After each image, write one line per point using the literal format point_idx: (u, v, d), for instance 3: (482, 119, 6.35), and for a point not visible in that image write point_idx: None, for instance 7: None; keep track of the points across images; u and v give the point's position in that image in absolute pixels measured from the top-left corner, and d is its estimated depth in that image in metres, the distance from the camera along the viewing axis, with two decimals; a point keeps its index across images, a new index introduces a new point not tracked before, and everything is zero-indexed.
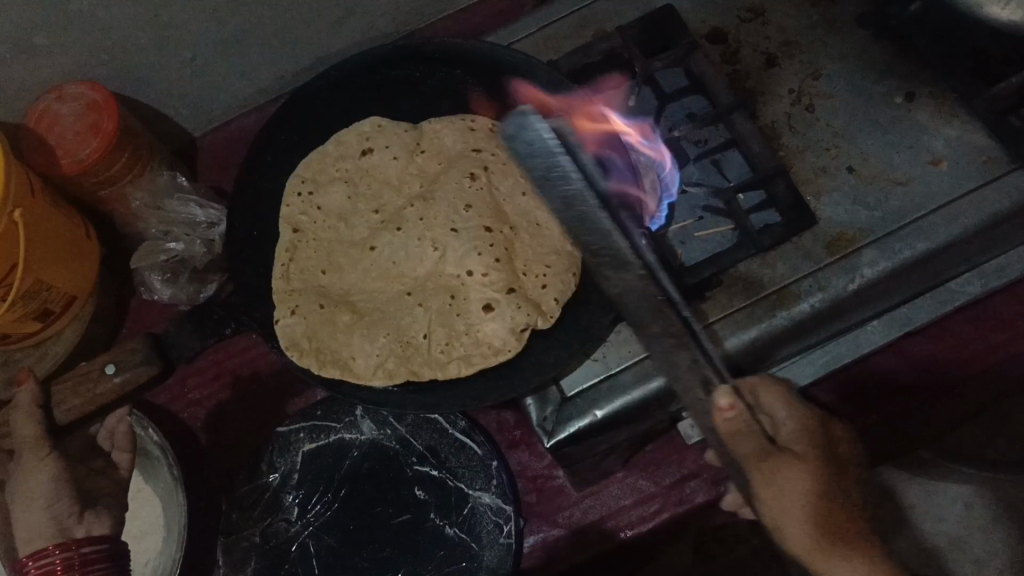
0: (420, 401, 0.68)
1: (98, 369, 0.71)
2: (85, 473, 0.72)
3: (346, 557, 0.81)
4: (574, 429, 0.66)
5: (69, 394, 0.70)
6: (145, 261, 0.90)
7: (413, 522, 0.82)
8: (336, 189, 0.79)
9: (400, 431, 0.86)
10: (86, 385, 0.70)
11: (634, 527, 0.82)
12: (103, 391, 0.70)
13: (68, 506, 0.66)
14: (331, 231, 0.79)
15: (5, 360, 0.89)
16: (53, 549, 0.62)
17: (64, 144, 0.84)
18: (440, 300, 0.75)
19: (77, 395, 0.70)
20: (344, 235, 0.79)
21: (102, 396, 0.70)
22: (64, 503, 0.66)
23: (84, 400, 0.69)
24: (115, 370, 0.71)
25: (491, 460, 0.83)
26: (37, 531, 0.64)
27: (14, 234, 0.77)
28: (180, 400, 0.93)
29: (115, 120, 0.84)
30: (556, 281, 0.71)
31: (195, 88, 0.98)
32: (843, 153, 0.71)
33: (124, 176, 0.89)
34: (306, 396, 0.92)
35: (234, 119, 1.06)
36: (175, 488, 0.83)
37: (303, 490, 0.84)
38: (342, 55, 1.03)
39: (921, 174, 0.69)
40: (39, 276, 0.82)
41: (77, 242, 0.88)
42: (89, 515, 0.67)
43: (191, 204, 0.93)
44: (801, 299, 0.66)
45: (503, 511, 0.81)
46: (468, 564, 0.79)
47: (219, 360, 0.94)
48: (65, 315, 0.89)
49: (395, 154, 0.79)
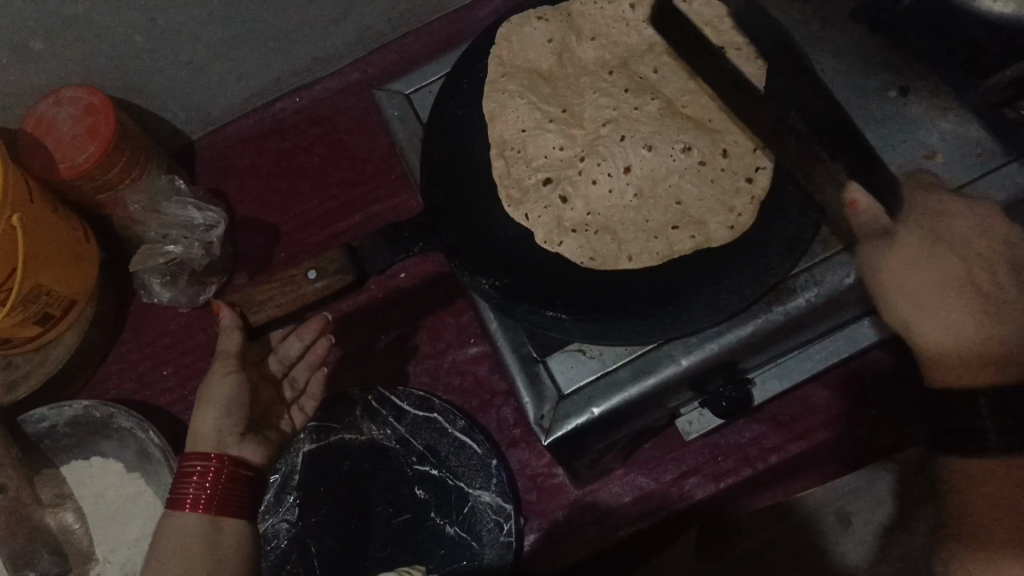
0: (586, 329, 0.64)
1: (298, 271, 0.68)
2: (268, 401, 0.73)
3: (347, 557, 0.81)
4: (572, 426, 0.66)
5: (273, 294, 0.68)
6: (143, 263, 0.87)
7: (413, 520, 0.82)
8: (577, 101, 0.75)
9: (400, 431, 0.86)
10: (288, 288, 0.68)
11: (633, 523, 0.82)
12: (306, 293, 0.67)
13: (235, 422, 0.66)
14: (513, 110, 0.74)
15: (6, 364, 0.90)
16: (217, 459, 0.64)
17: (61, 148, 0.86)
18: (563, 223, 0.71)
19: (280, 296, 0.67)
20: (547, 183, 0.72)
21: (304, 297, 0.67)
22: (231, 421, 0.66)
23: (287, 302, 0.67)
24: (317, 275, 0.67)
25: (491, 459, 0.83)
26: (202, 437, 0.65)
27: (14, 238, 0.78)
28: (182, 402, 0.95)
29: (113, 124, 0.85)
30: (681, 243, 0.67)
31: (193, 91, 0.98)
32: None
33: (122, 179, 0.90)
34: (440, 304, 0.93)
35: (232, 122, 1.06)
36: None
37: (303, 492, 0.85)
38: (340, 56, 1.03)
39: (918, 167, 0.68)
40: (39, 280, 0.82)
41: (77, 245, 0.89)
42: (249, 441, 0.67)
43: (188, 206, 0.91)
44: (796, 293, 0.66)
45: (503, 509, 0.81)
46: (468, 562, 0.80)
47: None
48: (65, 319, 0.90)
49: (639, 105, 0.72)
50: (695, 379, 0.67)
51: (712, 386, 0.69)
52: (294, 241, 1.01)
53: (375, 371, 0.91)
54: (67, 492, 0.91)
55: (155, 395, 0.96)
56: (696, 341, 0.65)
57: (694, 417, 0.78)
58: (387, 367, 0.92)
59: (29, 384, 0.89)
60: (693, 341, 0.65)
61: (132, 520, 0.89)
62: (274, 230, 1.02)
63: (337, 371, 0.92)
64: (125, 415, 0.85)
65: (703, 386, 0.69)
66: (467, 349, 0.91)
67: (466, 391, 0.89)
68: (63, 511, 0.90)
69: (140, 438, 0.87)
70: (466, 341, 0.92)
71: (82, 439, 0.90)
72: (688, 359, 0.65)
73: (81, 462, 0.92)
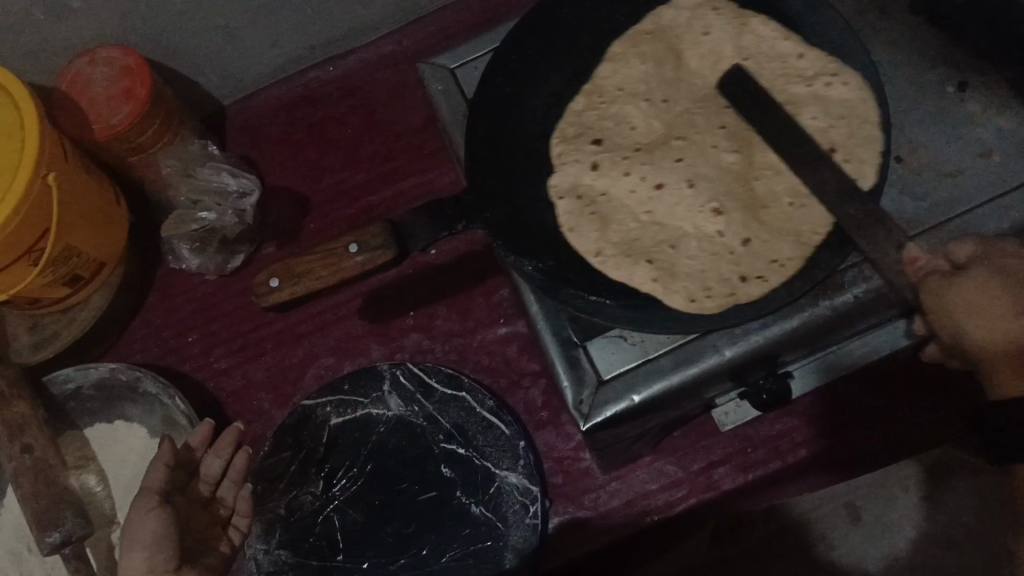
0: (625, 316, 0.64)
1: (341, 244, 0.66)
2: (204, 523, 0.77)
3: (371, 532, 0.82)
4: (611, 413, 0.65)
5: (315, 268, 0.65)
6: (176, 230, 0.87)
7: (439, 499, 0.82)
8: (638, 115, 0.73)
9: (428, 408, 0.85)
10: (330, 260, 0.65)
11: (661, 511, 0.81)
12: (348, 267, 0.65)
13: (165, 560, 0.67)
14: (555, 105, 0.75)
15: (35, 325, 0.90)
16: None
17: (96, 109, 0.85)
18: (661, 218, 0.69)
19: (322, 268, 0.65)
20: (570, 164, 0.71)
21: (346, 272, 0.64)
22: (162, 558, 0.67)
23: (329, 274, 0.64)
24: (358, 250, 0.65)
25: (519, 440, 0.82)
26: None
27: (48, 197, 0.78)
28: (207, 369, 0.94)
29: (149, 86, 0.85)
30: (776, 248, 0.64)
31: (227, 57, 0.97)
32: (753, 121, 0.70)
33: (155, 143, 0.89)
34: (471, 284, 0.92)
35: (264, 89, 1.05)
36: None
37: (329, 464, 0.85)
38: (375, 27, 1.02)
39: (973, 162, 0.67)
40: (69, 240, 0.83)
41: (108, 207, 0.89)
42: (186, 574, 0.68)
43: (224, 173, 0.91)
44: (845, 287, 0.63)
45: (530, 491, 0.80)
46: (494, 543, 0.79)
47: (273, 326, 0.95)
48: (94, 281, 0.89)
49: (727, 143, 0.68)
50: (732, 370, 0.65)
51: (753, 377, 0.68)
52: (322, 211, 1.00)
53: (404, 346, 0.91)
54: (91, 454, 0.92)
55: (180, 360, 0.95)
56: (741, 333, 0.64)
57: (730, 409, 0.78)
58: (415, 343, 0.91)
59: (56, 345, 0.89)
60: (737, 333, 0.64)
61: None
62: (304, 199, 1.00)
63: (363, 344, 0.92)
64: (151, 380, 0.86)
65: (743, 377, 0.67)
66: (497, 329, 0.91)
67: (494, 371, 0.89)
68: (86, 473, 0.91)
69: (166, 404, 0.87)
70: (496, 320, 0.91)
71: (108, 402, 0.91)
72: (732, 350, 0.63)
73: (105, 425, 0.92)
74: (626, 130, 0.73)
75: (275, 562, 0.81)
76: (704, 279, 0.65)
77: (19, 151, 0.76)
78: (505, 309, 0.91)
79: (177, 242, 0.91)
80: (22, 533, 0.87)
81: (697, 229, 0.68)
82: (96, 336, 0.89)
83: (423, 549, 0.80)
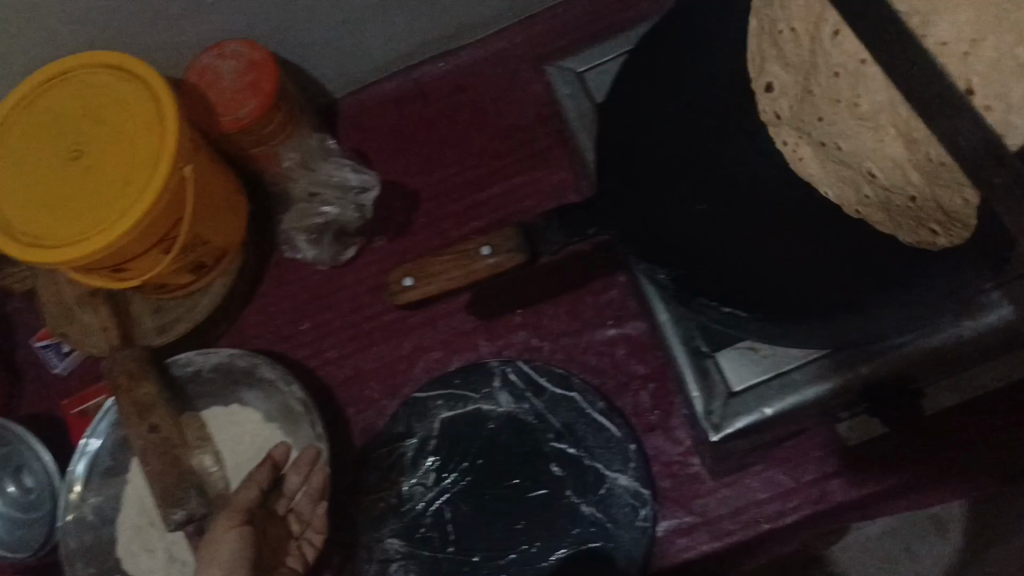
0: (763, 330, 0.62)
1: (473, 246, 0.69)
2: (279, 538, 0.80)
3: (480, 526, 0.83)
4: (741, 424, 0.66)
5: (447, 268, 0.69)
6: (299, 222, 0.94)
7: (549, 497, 0.83)
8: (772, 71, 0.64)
9: (538, 406, 0.86)
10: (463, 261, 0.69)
11: (772, 520, 0.81)
12: (479, 269, 0.68)
13: None
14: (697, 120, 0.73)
15: (159, 308, 0.94)
16: None
17: (223, 102, 0.87)
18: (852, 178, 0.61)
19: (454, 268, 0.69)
20: (797, 114, 0.63)
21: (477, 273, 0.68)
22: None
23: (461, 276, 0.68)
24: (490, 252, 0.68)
25: (630, 443, 0.83)
26: None
27: (183, 190, 0.82)
28: (318, 357, 0.97)
29: (274, 81, 0.87)
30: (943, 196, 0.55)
31: (343, 52, 0.99)
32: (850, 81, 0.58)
33: (276, 136, 0.91)
34: (579, 284, 0.92)
35: (375, 82, 1.06)
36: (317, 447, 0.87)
37: (439, 457, 0.87)
38: (487, 23, 1.02)
39: (1008, 98, 0.51)
40: (197, 230, 0.86)
41: (231, 197, 0.91)
42: None
43: (346, 168, 0.95)
44: (990, 310, 0.61)
45: (640, 494, 0.82)
46: (604, 543, 0.80)
47: (383, 318, 0.97)
48: (216, 268, 0.92)
49: (855, 99, 0.58)
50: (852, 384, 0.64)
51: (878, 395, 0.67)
52: (431, 205, 1.01)
53: (512, 343, 0.92)
54: (208, 436, 0.94)
55: (292, 347, 0.98)
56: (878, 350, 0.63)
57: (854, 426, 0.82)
58: (523, 341, 0.92)
59: (178, 329, 0.93)
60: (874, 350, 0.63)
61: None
62: (413, 193, 1.01)
63: (471, 339, 0.93)
64: (269, 367, 0.90)
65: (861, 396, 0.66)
66: (606, 330, 0.90)
67: (603, 372, 0.89)
68: (203, 453, 0.92)
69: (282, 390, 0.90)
70: (605, 321, 0.91)
71: (227, 386, 0.95)
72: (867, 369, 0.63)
73: (224, 407, 0.95)
74: (763, 91, 0.65)
75: (386, 550, 0.84)
76: (899, 221, 0.59)
77: (162, 137, 0.80)
78: (614, 310, 0.91)
79: (292, 228, 0.95)
80: (150, 510, 0.92)
81: (872, 177, 0.59)
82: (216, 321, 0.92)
83: (532, 545, 0.82)
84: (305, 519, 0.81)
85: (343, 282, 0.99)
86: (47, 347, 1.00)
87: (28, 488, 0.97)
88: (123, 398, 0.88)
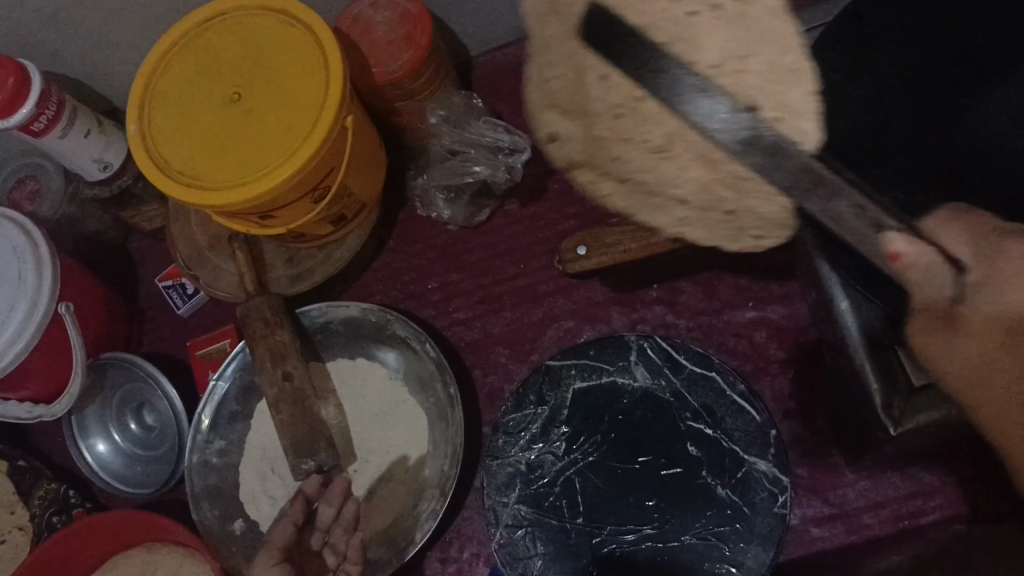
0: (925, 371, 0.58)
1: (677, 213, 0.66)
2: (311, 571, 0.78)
3: (612, 499, 0.83)
4: (922, 421, 0.64)
5: None
6: (448, 180, 0.91)
7: (684, 476, 0.82)
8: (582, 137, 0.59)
9: (676, 384, 0.86)
10: None
11: (914, 517, 0.80)
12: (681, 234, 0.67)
13: None
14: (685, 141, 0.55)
15: (292, 258, 0.94)
16: None
17: (376, 53, 0.86)
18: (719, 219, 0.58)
19: None
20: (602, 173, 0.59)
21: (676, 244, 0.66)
22: None
23: None
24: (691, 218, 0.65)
25: (772, 429, 0.80)
26: None
27: (343, 138, 0.81)
28: (445, 317, 0.96)
29: (429, 33, 0.85)
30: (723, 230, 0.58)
31: (489, 10, 0.97)
32: (773, 114, 0.53)
33: (423, 91, 0.89)
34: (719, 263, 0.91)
35: (513, 43, 1.04)
36: (450, 408, 0.86)
37: (572, 426, 0.86)
38: None
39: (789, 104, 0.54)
40: (346, 180, 0.85)
41: (375, 150, 0.90)
42: None
43: (499, 128, 0.91)
44: None
45: (779, 481, 0.79)
46: (740, 526, 0.78)
47: (513, 283, 0.96)
48: (354, 222, 0.92)
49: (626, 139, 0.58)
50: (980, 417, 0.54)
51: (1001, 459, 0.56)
52: None
53: (647, 318, 0.91)
54: (331, 387, 0.94)
55: (419, 306, 0.97)
56: None
57: None
58: (659, 316, 0.91)
59: (310, 279, 0.93)
60: None
61: (392, 423, 0.92)
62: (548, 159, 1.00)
63: (604, 311, 0.92)
64: (403, 324, 0.90)
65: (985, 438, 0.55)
66: (746, 312, 0.89)
67: (741, 354, 0.88)
68: (326, 403, 0.93)
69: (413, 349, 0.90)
70: (746, 302, 0.89)
71: (354, 339, 0.95)
72: None
73: (345, 360, 0.95)
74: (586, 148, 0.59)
75: (514, 517, 0.84)
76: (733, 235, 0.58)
77: (325, 83, 0.79)
78: (755, 292, 0.89)
79: (435, 178, 0.93)
80: (274, 458, 0.92)
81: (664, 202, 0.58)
82: (352, 274, 0.92)
83: (666, 523, 0.81)
84: (341, 551, 0.80)
85: (473, 244, 0.98)
86: (172, 288, 1.02)
87: (149, 425, 0.98)
88: (258, 344, 0.87)
